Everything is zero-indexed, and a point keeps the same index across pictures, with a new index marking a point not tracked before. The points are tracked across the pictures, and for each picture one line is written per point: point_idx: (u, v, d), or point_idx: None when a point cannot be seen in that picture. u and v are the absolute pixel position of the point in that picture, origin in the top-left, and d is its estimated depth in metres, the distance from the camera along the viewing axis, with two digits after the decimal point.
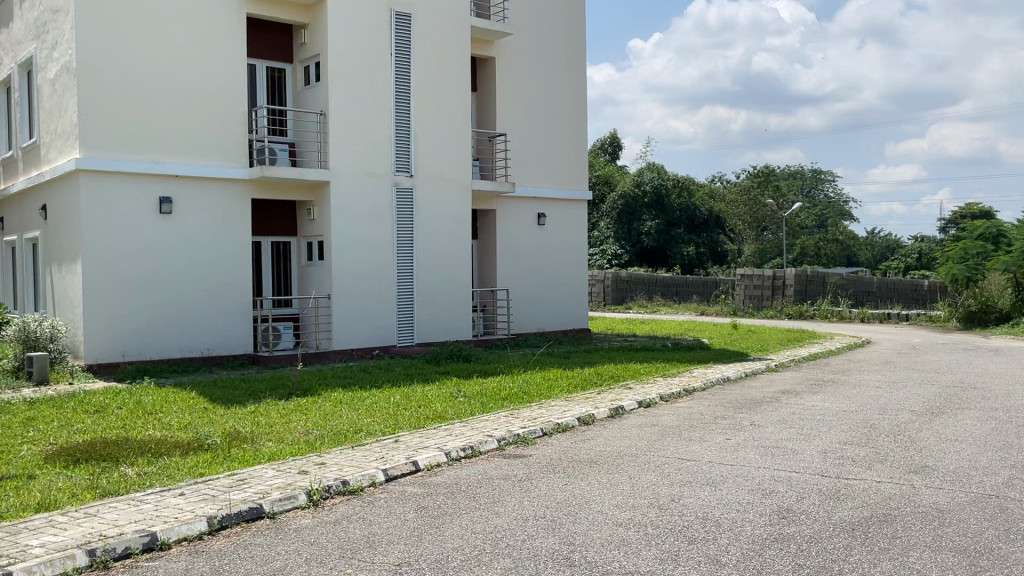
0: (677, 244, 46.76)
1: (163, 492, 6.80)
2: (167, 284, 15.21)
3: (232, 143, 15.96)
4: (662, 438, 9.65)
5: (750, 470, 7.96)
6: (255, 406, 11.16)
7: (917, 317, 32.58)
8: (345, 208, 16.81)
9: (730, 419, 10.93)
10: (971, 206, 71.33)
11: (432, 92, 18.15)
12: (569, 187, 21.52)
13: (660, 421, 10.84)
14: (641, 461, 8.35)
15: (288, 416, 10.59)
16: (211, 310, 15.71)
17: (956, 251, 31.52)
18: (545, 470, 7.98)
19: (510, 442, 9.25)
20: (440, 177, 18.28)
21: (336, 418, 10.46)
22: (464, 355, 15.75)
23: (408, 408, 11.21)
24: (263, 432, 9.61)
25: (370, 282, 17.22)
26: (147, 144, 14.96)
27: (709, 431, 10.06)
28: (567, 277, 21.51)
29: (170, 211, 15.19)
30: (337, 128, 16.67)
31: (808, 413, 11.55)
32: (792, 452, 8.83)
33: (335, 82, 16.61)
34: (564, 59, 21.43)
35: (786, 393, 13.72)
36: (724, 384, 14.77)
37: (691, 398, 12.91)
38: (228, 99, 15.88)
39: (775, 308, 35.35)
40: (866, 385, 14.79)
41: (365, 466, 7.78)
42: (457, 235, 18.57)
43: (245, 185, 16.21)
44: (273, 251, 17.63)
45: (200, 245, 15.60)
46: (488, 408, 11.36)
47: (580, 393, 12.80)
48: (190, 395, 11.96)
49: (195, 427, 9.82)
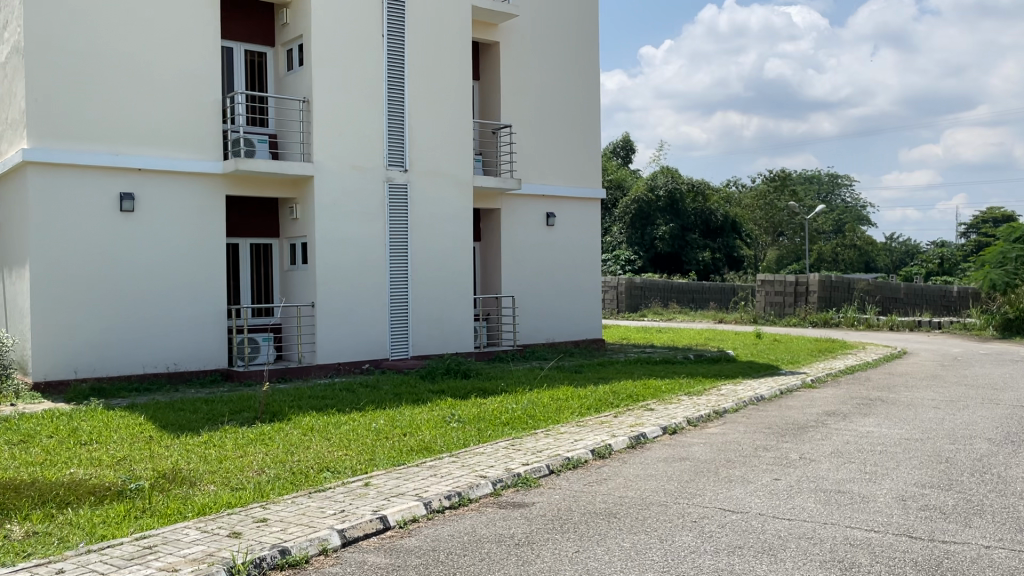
0: (692, 249, 44.70)
1: (35, 571, 5.06)
2: (132, 290, 13.59)
3: (204, 133, 14.33)
4: (697, 478, 7.85)
5: (816, 529, 6.18)
6: (209, 436, 9.45)
7: (950, 325, 30.51)
8: (331, 205, 15.13)
9: (775, 452, 9.11)
10: (992, 211, 69.06)
11: (428, 78, 16.45)
12: (580, 184, 19.78)
13: (691, 453, 9.07)
14: (672, 515, 6.55)
15: (245, 448, 8.88)
16: (181, 320, 14.08)
17: (993, 255, 29.51)
18: (549, 529, 6.20)
19: (509, 485, 7.49)
20: (438, 173, 16.57)
21: (302, 451, 8.74)
22: (463, 370, 13.98)
23: (390, 437, 9.44)
24: (207, 473, 7.86)
25: (359, 289, 15.53)
26: (107, 134, 13.33)
27: (753, 469, 8.24)
28: (578, 282, 19.72)
29: (132, 208, 13.58)
30: (321, 116, 14.98)
31: (866, 443, 9.72)
32: (863, 502, 7.00)
33: (319, 65, 14.93)
34: (577, 45, 19.74)
35: (832, 415, 11.89)
36: (759, 404, 12.95)
37: (724, 423, 11.09)
38: (202, 85, 14.27)
39: (798, 316, 33.19)
40: (920, 405, 12.91)
41: (317, 524, 6.03)
42: (456, 237, 16.85)
43: (220, 180, 14.57)
44: (253, 255, 15.93)
45: (168, 245, 13.99)
46: (485, 437, 9.57)
47: (594, 417, 11.00)
48: (138, 422, 10.24)
49: (127, 465, 8.13)
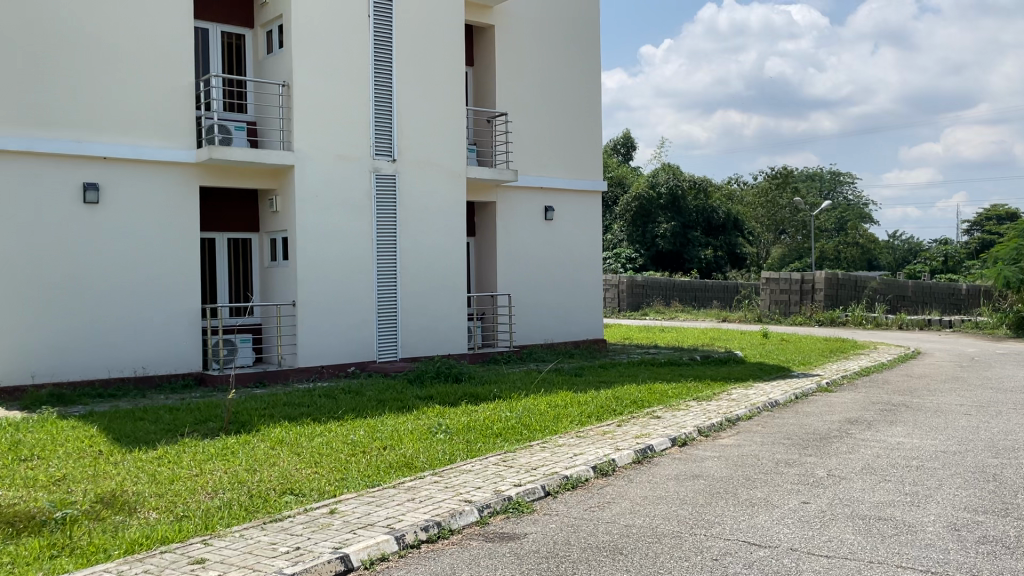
0: (694, 247, 43.64)
1: None
2: (95, 289, 12.58)
3: (176, 120, 13.33)
4: (713, 502, 6.85)
5: (861, 571, 5.18)
6: (163, 450, 8.44)
7: (961, 323, 29.49)
8: (314, 197, 14.13)
9: (800, 468, 8.12)
10: (996, 207, 67.86)
11: (418, 60, 15.42)
12: (580, 176, 18.75)
13: (706, 470, 8.07)
14: (689, 552, 5.54)
15: (202, 465, 7.88)
16: (150, 320, 13.08)
17: (1006, 250, 28.36)
18: (543, 570, 5.20)
19: (497, 512, 6.51)
20: (429, 163, 15.57)
21: (266, 468, 7.73)
22: (454, 374, 12.97)
23: (367, 451, 8.42)
24: (152, 497, 6.86)
25: (344, 286, 14.52)
26: (68, 120, 12.32)
27: (776, 491, 7.22)
28: (578, 279, 18.70)
29: (97, 200, 12.58)
30: (302, 101, 13.97)
31: (899, 457, 8.72)
32: (911, 534, 5.99)
33: (299, 46, 13.91)
34: (575, 29, 18.71)
35: (855, 423, 10.89)
36: (774, 410, 11.95)
37: (738, 434, 10.09)
38: (173, 68, 13.28)
39: (804, 314, 32.24)
40: (949, 412, 11.88)
41: (263, 567, 5.02)
42: (448, 231, 15.85)
43: (193, 170, 13.57)
44: (230, 250, 14.93)
45: (136, 239, 13.00)
46: (474, 450, 8.57)
47: (595, 426, 10.00)
48: (89, 433, 9.24)
49: (63, 488, 7.11)
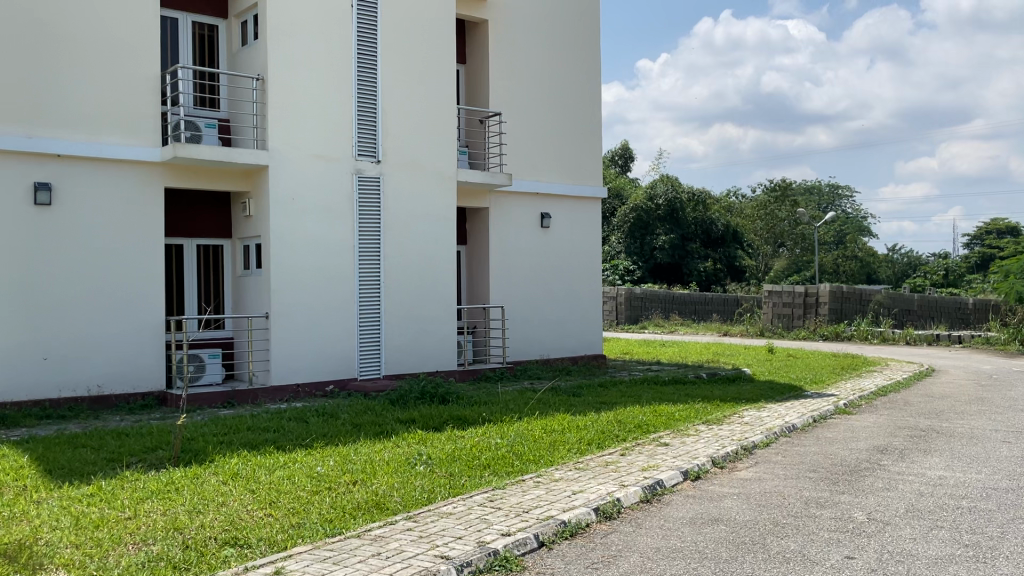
0: (692, 259, 42.53)
1: None
2: (44, 299, 11.44)
3: (140, 114, 12.24)
4: (740, 557, 5.71)
5: None
6: (97, 486, 7.27)
7: (971, 339, 28.32)
8: (289, 200, 13.03)
9: (835, 510, 6.99)
10: (997, 221, 66.74)
11: (405, 55, 14.38)
12: (578, 181, 17.69)
13: (726, 512, 6.94)
14: None
15: (137, 505, 6.72)
16: (109, 332, 11.95)
17: (1018, 264, 27.21)
18: None
19: (481, 570, 5.39)
20: (416, 164, 14.49)
21: (211, 510, 6.57)
22: (440, 395, 11.80)
23: (333, 488, 7.26)
24: (67, 549, 5.71)
25: (323, 298, 13.40)
26: (19, 114, 11.23)
27: (812, 541, 6.08)
28: (575, 290, 17.59)
29: (50, 201, 11.47)
30: (279, 97, 12.90)
31: (946, 495, 7.59)
32: None
33: (276, 37, 12.85)
34: (573, 28, 17.69)
35: (885, 453, 9.76)
36: (792, 436, 10.82)
37: (755, 465, 8.96)
38: (138, 59, 12.21)
39: (808, 329, 31.10)
40: (985, 439, 10.73)
41: None
42: (436, 239, 14.75)
43: (158, 170, 12.49)
44: (200, 257, 13.83)
45: (93, 244, 11.89)
46: (457, 486, 7.44)
47: (595, 456, 8.87)
48: (19, 463, 8.08)
49: None
